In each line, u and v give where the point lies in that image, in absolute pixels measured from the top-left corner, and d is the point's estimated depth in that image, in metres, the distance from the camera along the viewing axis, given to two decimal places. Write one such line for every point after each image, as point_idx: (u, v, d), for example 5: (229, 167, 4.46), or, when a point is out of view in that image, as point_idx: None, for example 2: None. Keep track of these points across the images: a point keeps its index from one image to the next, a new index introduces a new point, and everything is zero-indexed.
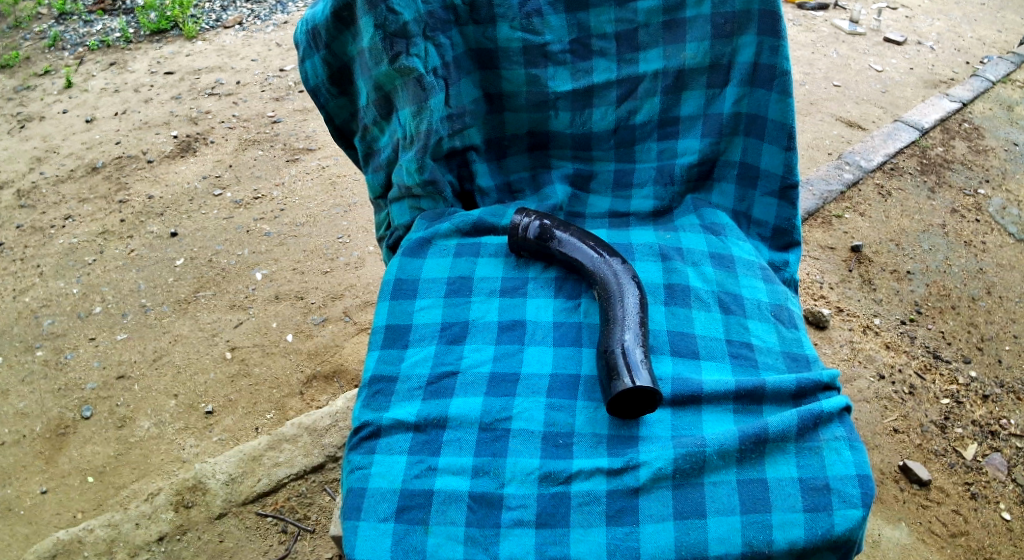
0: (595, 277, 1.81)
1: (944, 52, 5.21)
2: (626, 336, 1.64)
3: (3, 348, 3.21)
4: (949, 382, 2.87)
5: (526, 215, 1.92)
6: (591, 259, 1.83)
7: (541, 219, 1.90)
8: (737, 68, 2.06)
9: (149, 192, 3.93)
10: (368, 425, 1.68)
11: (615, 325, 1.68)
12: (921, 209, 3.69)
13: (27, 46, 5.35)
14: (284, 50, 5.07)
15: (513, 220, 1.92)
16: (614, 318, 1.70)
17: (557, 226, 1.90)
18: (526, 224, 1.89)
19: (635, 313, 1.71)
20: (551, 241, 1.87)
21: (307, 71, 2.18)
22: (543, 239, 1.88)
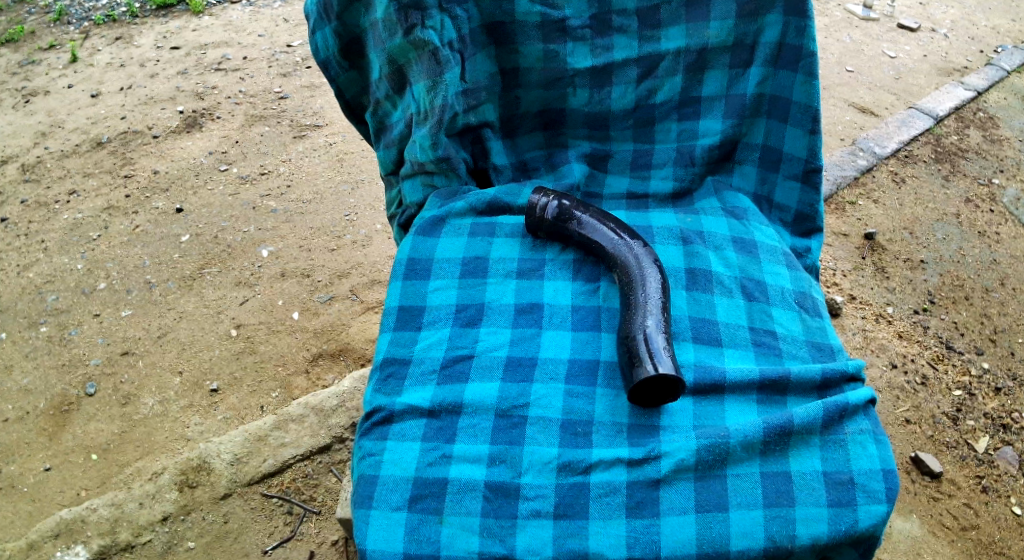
0: (615, 260, 1.75)
1: (959, 40, 5.10)
2: (647, 321, 1.59)
3: (7, 324, 3.17)
4: (961, 373, 2.81)
5: (543, 195, 1.85)
6: (611, 241, 1.77)
7: (560, 200, 1.84)
8: (761, 48, 1.99)
9: (155, 167, 3.87)
10: (381, 410, 1.63)
11: (636, 310, 1.63)
12: (935, 198, 3.62)
13: (31, 20, 5.27)
14: (291, 25, 4.99)
15: (530, 199, 1.86)
16: (635, 303, 1.65)
17: (576, 206, 1.83)
18: (543, 204, 1.83)
19: (658, 299, 1.65)
20: (570, 222, 1.81)
21: (316, 43, 2.10)
22: (561, 220, 1.82)
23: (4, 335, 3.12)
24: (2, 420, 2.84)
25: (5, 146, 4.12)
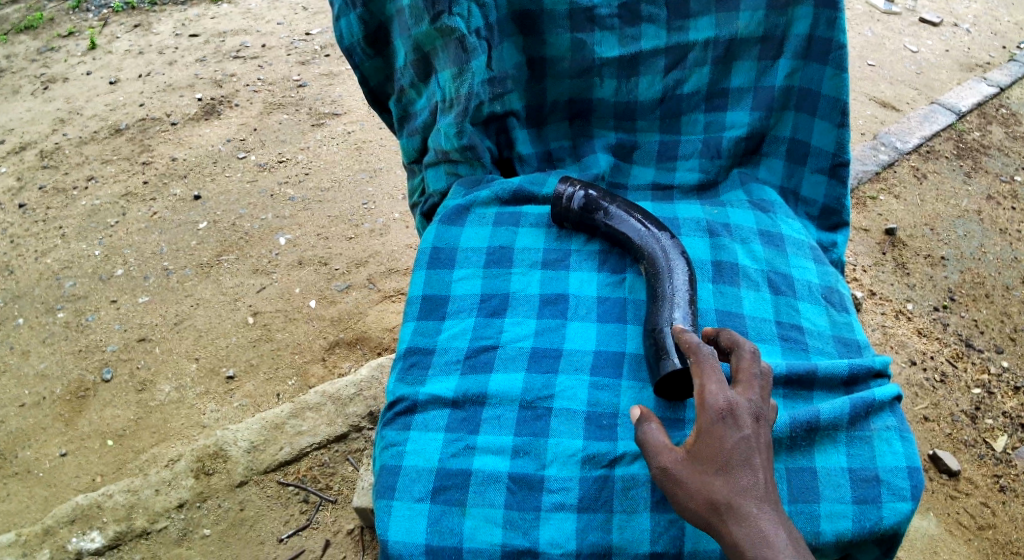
0: (642, 252, 1.73)
1: (981, 35, 5.02)
2: (675, 314, 1.59)
3: (25, 309, 3.19)
4: (981, 371, 2.77)
5: (570, 185, 1.83)
6: (638, 232, 1.75)
7: (587, 190, 1.82)
8: (791, 41, 1.96)
9: (173, 154, 3.88)
10: (404, 400, 1.62)
11: (663, 303, 1.62)
12: (956, 194, 3.57)
13: (51, 7, 5.29)
14: (309, 13, 4.98)
15: (556, 188, 1.84)
16: (662, 295, 1.63)
17: (603, 197, 1.82)
18: (570, 193, 1.81)
19: (684, 290, 1.64)
20: (597, 212, 1.80)
21: (341, 30, 2.06)
22: (587, 211, 1.80)
23: (21, 321, 3.14)
24: (19, 404, 2.86)
25: (24, 133, 4.14)
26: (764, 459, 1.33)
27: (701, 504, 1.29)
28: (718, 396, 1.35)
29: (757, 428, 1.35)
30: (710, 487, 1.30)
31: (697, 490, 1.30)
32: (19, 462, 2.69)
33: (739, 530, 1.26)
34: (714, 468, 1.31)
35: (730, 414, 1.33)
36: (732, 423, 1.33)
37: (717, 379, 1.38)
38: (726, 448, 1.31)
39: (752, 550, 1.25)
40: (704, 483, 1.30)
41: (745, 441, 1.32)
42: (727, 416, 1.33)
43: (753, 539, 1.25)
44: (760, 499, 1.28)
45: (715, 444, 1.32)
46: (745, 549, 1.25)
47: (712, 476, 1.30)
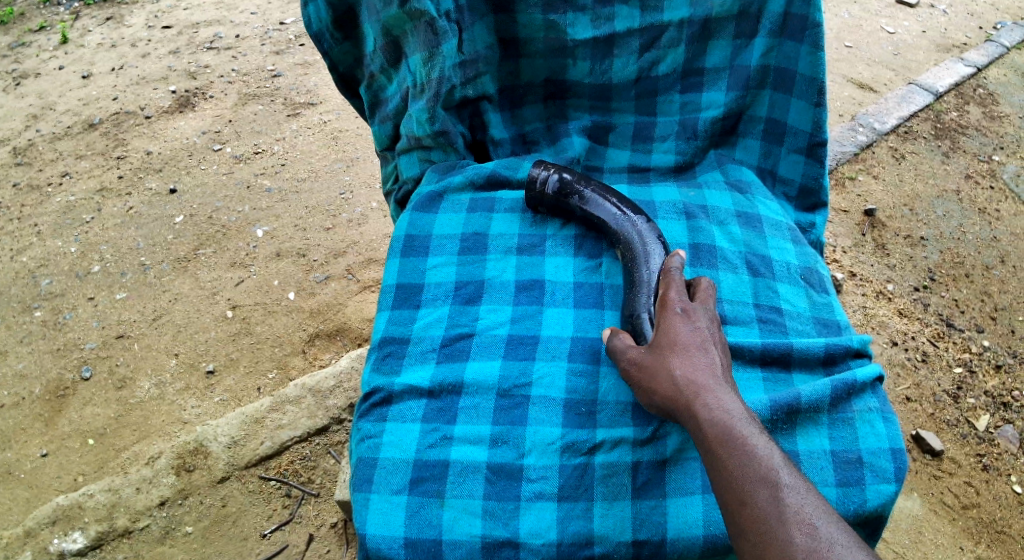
0: (618, 237, 1.72)
1: (958, 15, 5.03)
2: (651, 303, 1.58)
3: (0, 309, 3.13)
4: (962, 350, 2.79)
5: (543, 169, 1.80)
6: (613, 216, 1.73)
7: (561, 173, 1.79)
8: (767, 19, 1.93)
9: (147, 148, 3.81)
10: (379, 390, 1.59)
11: (638, 288, 1.62)
12: (935, 174, 3.58)
13: (21, 1, 5.18)
14: (283, 3, 4.91)
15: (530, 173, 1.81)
16: (638, 281, 1.63)
17: (578, 180, 1.79)
18: (544, 177, 1.78)
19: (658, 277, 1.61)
20: (572, 196, 1.77)
21: (309, 15, 2.02)
22: (562, 195, 1.77)
23: None
24: None
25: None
26: (717, 350, 1.44)
27: (661, 381, 1.40)
28: (677, 302, 1.50)
29: (712, 327, 1.48)
30: (668, 365, 1.41)
31: (657, 368, 1.41)
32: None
33: (695, 400, 1.35)
34: (671, 350, 1.43)
35: (686, 312, 1.48)
36: (687, 318, 1.47)
37: (679, 290, 1.53)
38: (681, 336, 1.44)
39: (709, 415, 1.33)
40: (664, 364, 1.41)
41: (698, 333, 1.45)
42: (683, 313, 1.48)
43: (707, 407, 1.34)
44: (715, 375, 1.38)
45: (672, 333, 1.45)
46: (701, 414, 1.34)
47: (669, 357, 1.42)
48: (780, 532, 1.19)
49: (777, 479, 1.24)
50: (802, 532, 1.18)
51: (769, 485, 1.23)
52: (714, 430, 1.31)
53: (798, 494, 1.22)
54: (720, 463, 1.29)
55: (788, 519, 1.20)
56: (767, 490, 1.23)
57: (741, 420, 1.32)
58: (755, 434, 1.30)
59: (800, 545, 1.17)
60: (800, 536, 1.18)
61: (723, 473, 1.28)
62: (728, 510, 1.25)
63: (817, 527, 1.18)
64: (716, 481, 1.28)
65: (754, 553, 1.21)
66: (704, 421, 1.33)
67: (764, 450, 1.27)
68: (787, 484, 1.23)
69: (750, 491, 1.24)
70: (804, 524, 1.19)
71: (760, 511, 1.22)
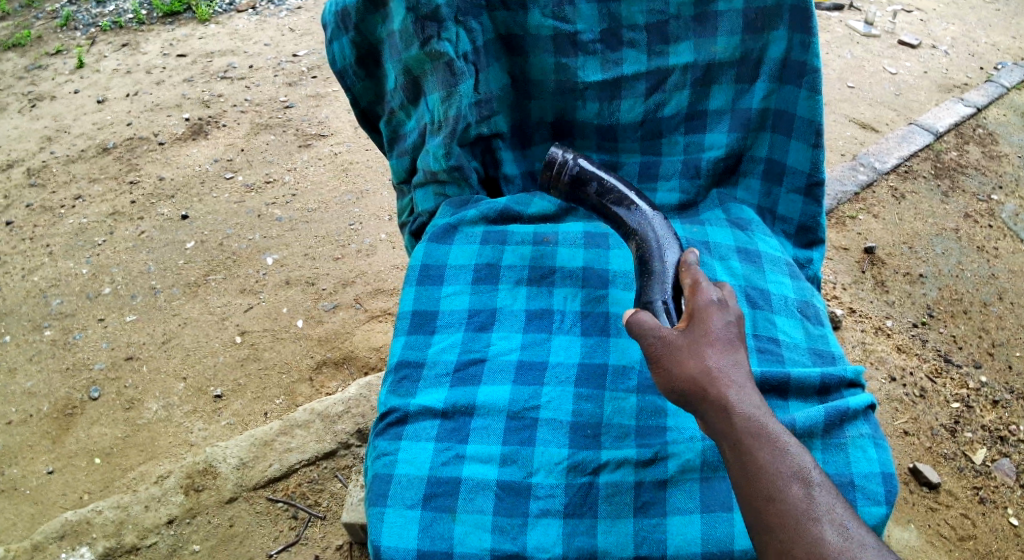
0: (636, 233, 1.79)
1: (959, 56, 5.19)
2: (666, 292, 1.63)
3: (11, 327, 3.21)
4: (960, 386, 2.85)
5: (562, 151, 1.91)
6: (626, 210, 1.83)
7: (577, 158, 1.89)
8: (767, 63, 2.03)
9: (160, 174, 3.92)
10: (395, 410, 1.66)
11: (653, 278, 1.67)
12: (935, 212, 3.67)
13: (39, 25, 5.37)
14: (296, 35, 5.07)
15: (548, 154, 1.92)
16: (652, 271, 1.69)
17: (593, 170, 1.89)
18: (561, 159, 1.89)
19: (674, 271, 1.67)
20: (589, 182, 1.87)
21: (333, 53, 2.14)
22: (576, 178, 1.88)
23: (8, 338, 3.16)
24: (6, 422, 2.87)
25: (11, 150, 4.19)
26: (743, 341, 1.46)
27: (687, 367, 1.39)
28: (710, 291, 1.52)
29: (743, 323, 1.48)
30: (700, 354, 1.40)
31: (690, 353, 1.41)
32: (5, 480, 2.70)
33: (724, 389, 1.36)
34: (704, 339, 1.42)
35: (721, 302, 1.49)
36: (721, 308, 1.48)
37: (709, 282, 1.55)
38: (714, 327, 1.44)
39: (741, 408, 1.34)
40: (698, 351, 1.41)
41: (730, 327, 1.45)
42: (717, 303, 1.49)
43: (738, 398, 1.35)
44: (744, 368, 1.40)
45: (705, 323, 1.45)
46: (734, 406, 1.34)
47: (699, 343, 1.42)
48: (811, 528, 1.22)
49: (809, 477, 1.27)
50: (834, 530, 1.22)
51: (802, 482, 1.26)
52: (747, 423, 1.33)
53: (828, 493, 1.26)
54: (750, 456, 1.30)
55: (820, 517, 1.23)
56: (799, 487, 1.26)
57: (770, 416, 1.34)
58: (785, 432, 1.33)
59: (832, 543, 1.20)
60: (831, 534, 1.21)
61: (754, 466, 1.29)
62: (755, 502, 1.27)
63: (847, 527, 1.22)
64: (746, 474, 1.30)
65: (781, 548, 1.23)
66: (736, 413, 1.34)
67: (795, 449, 1.30)
68: (819, 483, 1.27)
69: (780, 487, 1.27)
70: (835, 524, 1.22)
71: (791, 507, 1.25)
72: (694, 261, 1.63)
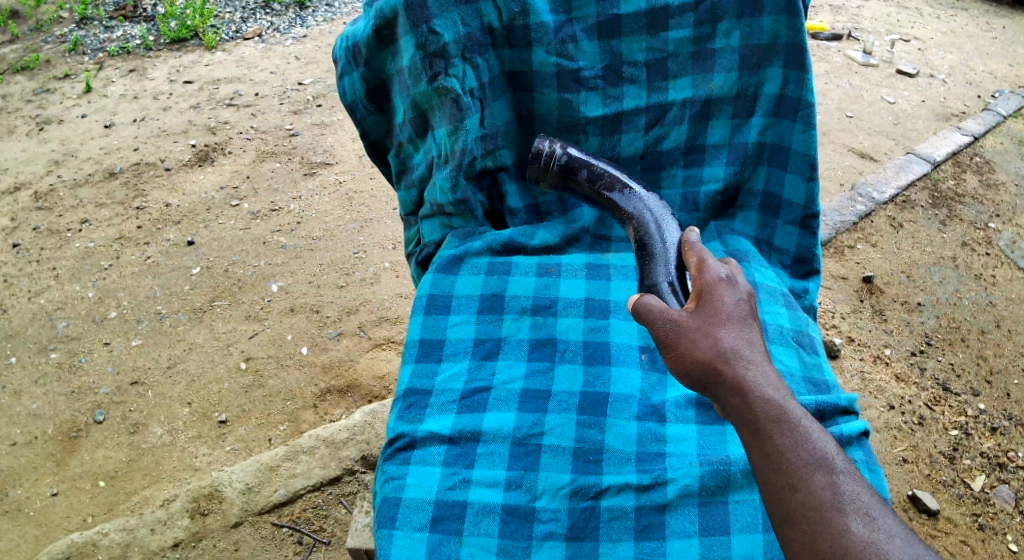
0: (632, 217, 1.85)
1: (956, 85, 5.31)
2: (670, 272, 1.70)
3: (18, 349, 3.26)
4: (958, 414, 2.89)
5: (547, 141, 1.92)
6: (621, 195, 1.88)
7: (565, 148, 1.91)
8: (763, 99, 2.11)
9: (167, 200, 3.99)
10: (403, 436, 1.70)
11: (654, 260, 1.75)
12: (932, 241, 3.73)
13: (47, 49, 5.50)
14: (302, 63, 5.18)
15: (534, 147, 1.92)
16: (652, 253, 1.76)
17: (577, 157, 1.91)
18: (550, 151, 1.91)
19: (675, 251, 1.74)
20: (580, 170, 1.90)
21: (344, 87, 2.21)
22: (567, 167, 1.91)
23: (14, 360, 3.21)
24: (11, 443, 2.91)
25: (19, 173, 4.26)
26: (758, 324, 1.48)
27: (709, 353, 1.40)
28: (717, 269, 1.55)
29: (751, 298, 1.52)
30: (715, 336, 1.42)
31: (705, 337, 1.42)
32: (9, 501, 2.73)
33: (746, 376, 1.37)
34: (718, 322, 1.44)
35: (730, 279, 1.53)
36: (731, 287, 1.51)
37: (715, 258, 1.59)
38: (726, 307, 1.47)
39: (761, 393, 1.35)
40: (712, 334, 1.43)
41: (741, 305, 1.48)
42: (727, 283, 1.52)
43: (760, 385, 1.36)
44: (760, 350, 1.42)
45: (717, 304, 1.48)
46: (753, 390, 1.36)
47: (718, 329, 1.43)
48: (836, 519, 1.23)
49: (832, 464, 1.28)
50: (859, 519, 1.22)
51: (824, 470, 1.27)
52: (767, 406, 1.33)
53: (853, 480, 1.26)
54: (771, 443, 1.31)
55: (845, 506, 1.23)
56: (822, 475, 1.27)
57: (792, 403, 1.35)
58: (807, 418, 1.33)
59: (858, 533, 1.21)
60: (857, 524, 1.22)
61: (776, 454, 1.30)
62: (778, 492, 1.27)
63: (873, 516, 1.22)
64: (768, 462, 1.30)
65: (806, 539, 1.23)
66: (756, 398, 1.35)
67: (817, 435, 1.31)
68: (842, 471, 1.27)
69: (804, 475, 1.27)
70: (860, 513, 1.23)
71: (817, 497, 1.25)
72: (696, 239, 1.70)
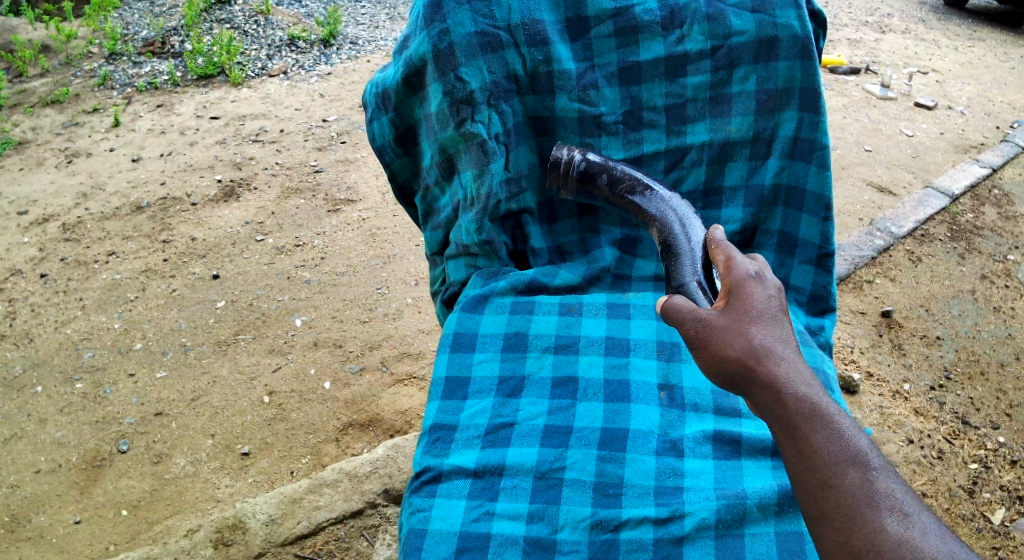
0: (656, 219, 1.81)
1: (975, 117, 5.38)
2: (697, 271, 1.65)
3: (44, 378, 3.35)
4: (977, 447, 2.89)
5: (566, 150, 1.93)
6: (642, 197, 1.84)
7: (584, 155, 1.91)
8: (778, 141, 2.13)
9: (192, 234, 4.11)
10: (429, 470, 1.74)
11: (681, 260, 1.69)
12: (951, 274, 3.75)
13: (77, 84, 5.70)
14: (326, 101, 5.33)
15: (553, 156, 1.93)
16: (678, 253, 1.71)
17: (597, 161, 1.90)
18: (568, 159, 1.91)
19: (702, 250, 1.69)
20: (600, 175, 1.89)
21: (374, 131, 2.24)
22: (587, 172, 1.90)
23: (40, 389, 3.30)
24: (35, 470, 2.98)
25: (47, 205, 4.40)
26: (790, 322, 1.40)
27: (739, 352, 1.33)
28: (747, 265, 1.47)
29: (782, 294, 1.44)
30: (746, 334, 1.35)
31: (736, 334, 1.35)
32: (32, 527, 2.79)
33: (779, 374, 1.30)
34: (749, 318, 1.37)
35: (759, 275, 1.44)
36: (760, 283, 1.43)
37: (743, 255, 1.51)
38: (757, 303, 1.39)
39: (793, 389, 1.28)
40: (743, 331, 1.35)
41: (771, 301, 1.41)
42: (756, 278, 1.44)
43: (792, 382, 1.29)
44: (791, 346, 1.35)
45: (748, 300, 1.40)
46: (785, 387, 1.28)
47: (750, 327, 1.35)
48: (870, 517, 1.15)
49: (866, 460, 1.20)
50: (894, 517, 1.14)
51: (858, 466, 1.19)
52: (800, 403, 1.26)
53: (888, 477, 1.19)
54: (803, 440, 1.23)
55: (880, 504, 1.15)
56: (856, 471, 1.19)
57: (825, 398, 1.28)
58: (840, 413, 1.26)
59: (893, 532, 1.13)
60: (892, 522, 1.13)
61: (809, 451, 1.22)
62: (811, 490, 1.20)
63: (909, 514, 1.14)
64: (800, 460, 1.23)
65: (840, 538, 1.15)
66: (788, 395, 1.28)
67: (851, 430, 1.23)
68: (877, 467, 1.19)
69: (836, 472, 1.19)
70: (896, 511, 1.14)
71: (850, 494, 1.17)
72: (722, 237, 1.61)
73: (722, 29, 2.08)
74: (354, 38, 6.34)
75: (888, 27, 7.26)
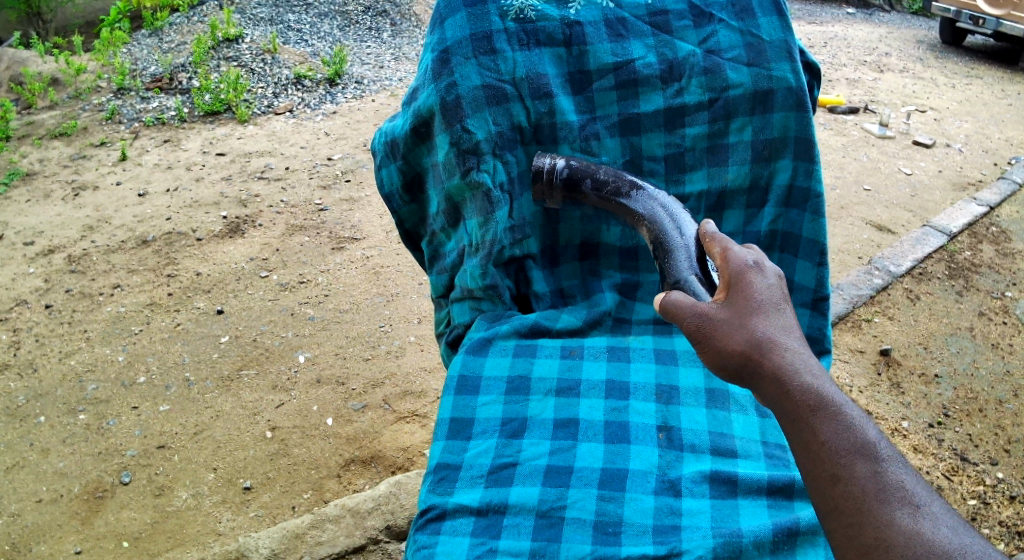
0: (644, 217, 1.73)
1: (973, 154, 5.49)
2: (692, 264, 1.57)
3: (46, 408, 3.39)
4: (976, 483, 2.92)
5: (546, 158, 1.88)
6: (628, 198, 1.78)
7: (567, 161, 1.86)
8: (773, 190, 2.14)
9: (197, 269, 4.18)
10: (434, 507, 1.73)
11: (673, 254, 1.61)
12: (949, 312, 3.81)
13: (85, 117, 5.82)
14: (331, 139, 5.46)
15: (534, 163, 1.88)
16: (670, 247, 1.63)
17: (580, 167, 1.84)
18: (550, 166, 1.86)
19: (695, 243, 1.61)
20: (584, 180, 1.83)
21: (382, 178, 2.29)
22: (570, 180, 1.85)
23: (42, 419, 3.34)
24: (36, 500, 3.01)
25: (53, 237, 4.48)
26: (791, 312, 1.30)
27: (741, 345, 1.22)
28: (745, 254, 1.36)
29: (782, 283, 1.33)
30: (748, 326, 1.24)
31: (737, 326, 1.24)
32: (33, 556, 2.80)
33: (784, 365, 1.20)
34: (751, 309, 1.26)
35: (758, 264, 1.33)
36: (759, 271, 1.32)
37: (738, 245, 1.41)
38: (758, 293, 1.28)
39: (798, 381, 1.18)
40: (745, 324, 1.24)
41: (772, 289, 1.29)
42: (755, 266, 1.33)
43: (798, 372, 1.19)
44: (795, 335, 1.24)
45: (749, 290, 1.28)
46: (790, 379, 1.18)
47: (751, 319, 1.25)
48: (880, 510, 1.04)
49: (876, 451, 1.09)
50: (905, 509, 1.03)
51: (866, 457, 1.09)
52: (806, 395, 1.16)
53: (899, 466, 1.08)
54: (809, 435, 1.13)
55: (890, 496, 1.05)
56: (865, 464, 1.08)
57: (832, 387, 1.17)
58: (848, 402, 1.15)
59: (903, 527, 1.02)
60: (904, 515, 1.03)
61: (815, 444, 1.12)
62: (819, 484, 1.09)
63: (921, 507, 1.04)
64: (806, 454, 1.13)
65: (849, 534, 1.05)
66: (794, 387, 1.17)
67: (860, 420, 1.12)
68: (887, 457, 1.09)
69: (844, 465, 1.09)
70: (908, 503, 1.04)
71: (859, 487, 1.06)
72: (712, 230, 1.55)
73: (720, 81, 2.09)
74: (360, 77, 6.49)
75: (886, 66, 7.43)
